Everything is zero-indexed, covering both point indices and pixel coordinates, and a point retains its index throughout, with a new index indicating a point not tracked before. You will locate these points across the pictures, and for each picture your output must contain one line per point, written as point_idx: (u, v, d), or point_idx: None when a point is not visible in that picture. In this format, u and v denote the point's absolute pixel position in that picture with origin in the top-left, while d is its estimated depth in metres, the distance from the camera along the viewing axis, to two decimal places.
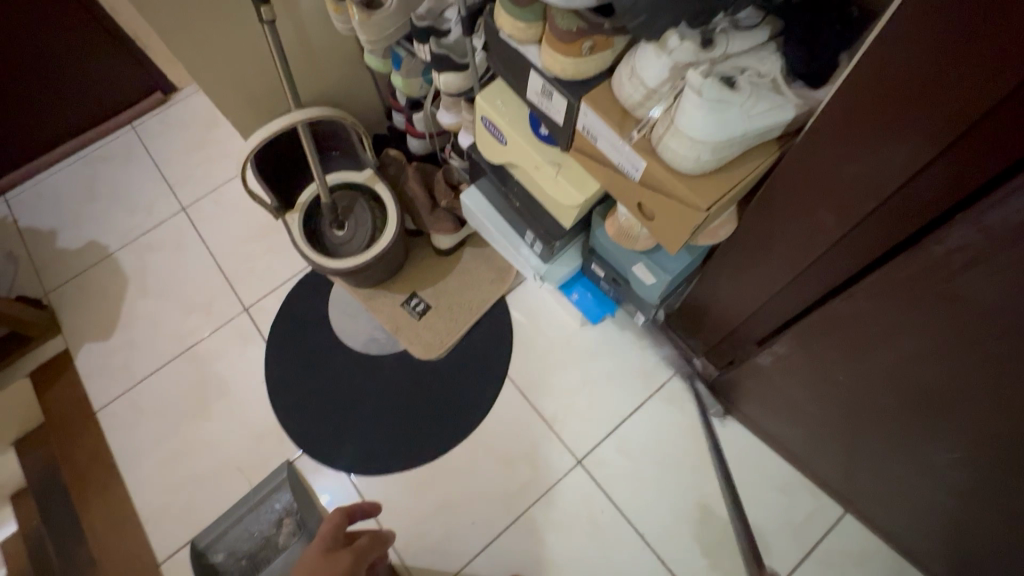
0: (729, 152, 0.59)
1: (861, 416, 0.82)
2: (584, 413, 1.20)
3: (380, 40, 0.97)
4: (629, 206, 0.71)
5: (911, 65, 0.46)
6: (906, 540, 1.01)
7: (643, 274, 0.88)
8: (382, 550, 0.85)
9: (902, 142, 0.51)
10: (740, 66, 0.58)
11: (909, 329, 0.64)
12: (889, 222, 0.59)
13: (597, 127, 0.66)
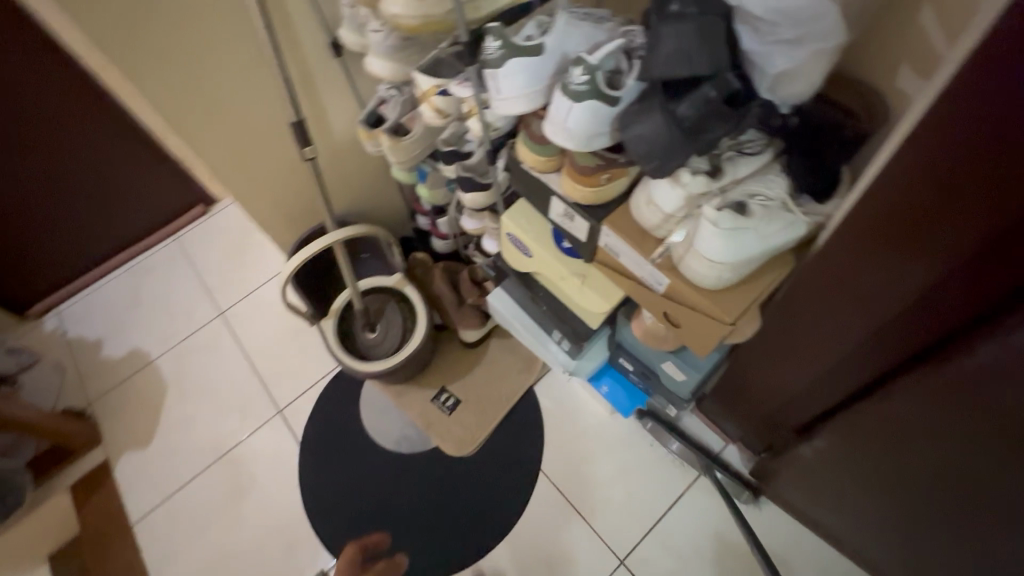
0: (747, 268, 0.63)
1: (918, 522, 0.78)
2: (624, 507, 1.16)
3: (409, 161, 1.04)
4: (655, 313, 0.75)
5: (920, 190, 0.48)
6: None
7: (673, 372, 0.89)
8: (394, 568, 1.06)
9: (921, 256, 0.53)
10: (750, 190, 0.62)
11: (952, 437, 0.62)
12: (911, 329, 0.60)
13: (619, 247, 0.71)
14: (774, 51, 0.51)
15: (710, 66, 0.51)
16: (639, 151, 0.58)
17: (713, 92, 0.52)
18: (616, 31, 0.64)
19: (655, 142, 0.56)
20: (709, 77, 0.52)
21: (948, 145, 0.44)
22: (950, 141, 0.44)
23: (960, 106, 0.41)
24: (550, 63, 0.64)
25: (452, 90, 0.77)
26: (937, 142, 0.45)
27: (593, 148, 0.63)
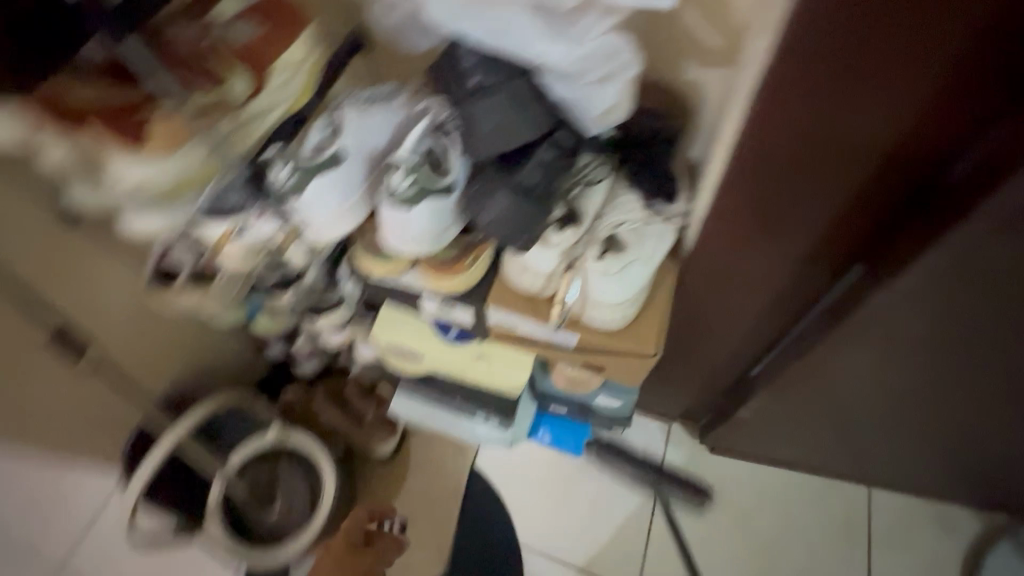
0: (642, 295, 0.61)
1: (867, 428, 0.82)
2: (615, 537, 1.08)
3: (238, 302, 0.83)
4: (576, 364, 0.70)
5: (771, 171, 0.49)
6: (937, 494, 0.99)
7: (608, 401, 0.85)
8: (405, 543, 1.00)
9: (792, 226, 0.54)
10: (614, 221, 0.59)
11: (868, 362, 0.65)
12: (801, 289, 0.63)
13: (514, 320, 0.64)
14: (587, 92, 0.48)
15: (536, 131, 0.48)
16: (499, 232, 0.52)
17: (550, 153, 0.50)
18: (413, 108, 0.57)
19: (510, 222, 0.51)
20: (536, 141, 0.49)
21: (797, 118, 0.44)
22: (783, 124, 0.45)
23: (786, 89, 0.42)
24: (357, 167, 0.55)
25: (253, 228, 0.60)
26: (785, 119, 0.45)
27: (445, 241, 0.56)
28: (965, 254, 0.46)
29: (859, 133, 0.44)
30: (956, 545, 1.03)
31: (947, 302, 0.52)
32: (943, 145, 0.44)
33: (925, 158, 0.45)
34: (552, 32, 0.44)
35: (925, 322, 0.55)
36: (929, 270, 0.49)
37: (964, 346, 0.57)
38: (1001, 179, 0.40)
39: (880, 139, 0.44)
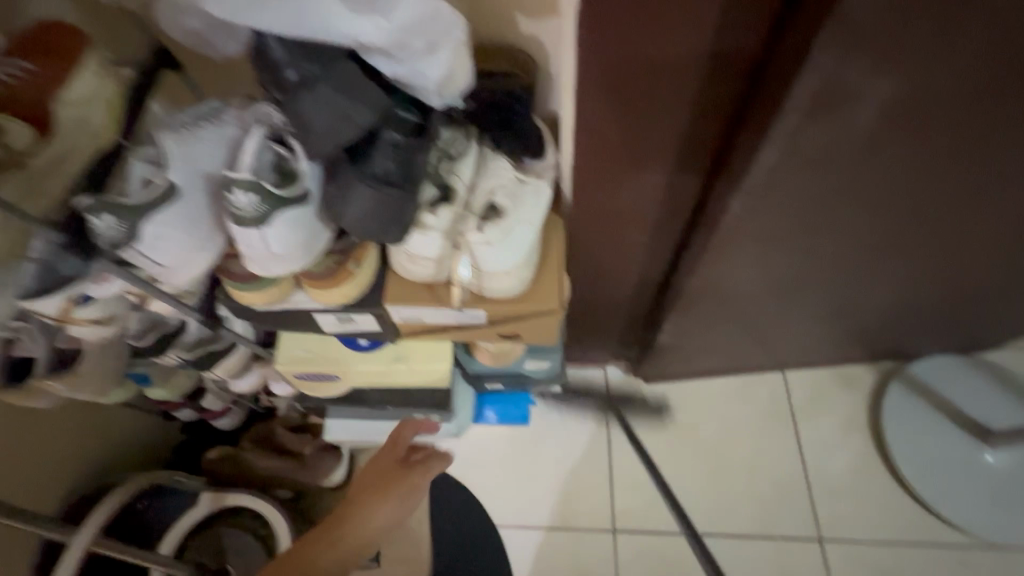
0: (534, 255, 0.61)
1: (766, 317, 0.90)
2: (582, 487, 1.11)
3: (118, 374, 0.75)
4: (492, 338, 0.70)
5: (613, 98, 0.51)
6: (835, 358, 1.13)
7: (536, 364, 0.86)
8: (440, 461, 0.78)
9: (650, 150, 0.56)
10: (490, 188, 0.59)
11: (753, 261, 0.70)
12: (677, 211, 0.65)
13: (417, 312, 0.62)
14: (419, 64, 0.45)
15: (372, 118, 0.44)
16: (367, 229, 0.50)
17: (398, 134, 0.47)
18: (247, 119, 0.53)
19: (374, 215, 0.48)
20: (379, 127, 0.46)
21: (614, 43, 0.46)
22: (607, 49, 0.47)
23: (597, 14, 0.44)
24: (201, 196, 0.51)
25: (95, 293, 0.53)
26: (605, 45, 0.46)
27: (319, 250, 0.52)
28: (792, 145, 0.49)
29: (676, 46, 0.46)
30: (863, 395, 1.13)
31: (798, 191, 0.55)
32: (755, 48, 0.46)
33: (750, 61, 0.47)
34: (360, 10, 0.43)
35: (786, 214, 0.59)
36: (769, 169, 0.52)
37: (822, 224, 0.62)
38: (799, 65, 0.42)
39: (697, 49, 0.46)
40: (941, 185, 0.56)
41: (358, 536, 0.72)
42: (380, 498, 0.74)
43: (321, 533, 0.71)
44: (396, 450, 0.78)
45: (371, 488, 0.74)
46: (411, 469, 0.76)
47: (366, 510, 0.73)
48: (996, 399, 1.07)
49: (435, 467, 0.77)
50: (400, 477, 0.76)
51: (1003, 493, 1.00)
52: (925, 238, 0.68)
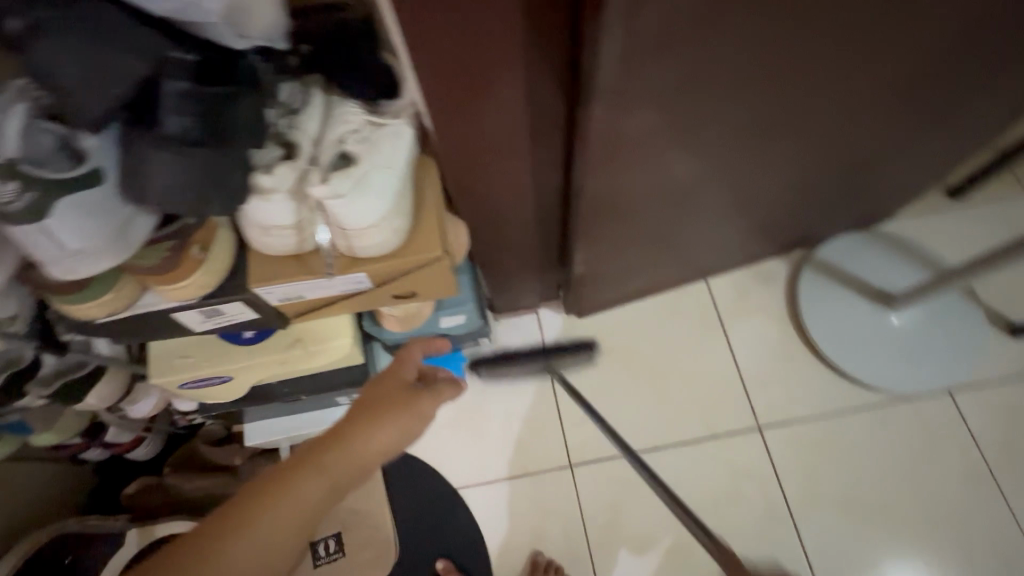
0: (405, 202, 0.55)
1: (673, 226, 0.89)
2: (534, 431, 1.11)
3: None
4: (389, 302, 0.65)
5: (434, 12, 0.44)
6: (749, 257, 1.16)
7: (452, 320, 0.82)
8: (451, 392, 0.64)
9: (498, 67, 0.51)
10: (338, 136, 0.53)
11: (640, 167, 0.67)
12: (550, 129, 0.61)
13: (292, 288, 0.56)
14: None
15: (143, 61, 0.37)
16: (175, 203, 0.43)
17: (185, 83, 0.39)
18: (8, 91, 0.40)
19: (177, 182, 0.42)
20: (158, 77, 0.39)
21: None
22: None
23: None
24: None
25: None
26: None
27: (139, 240, 0.46)
28: (633, 29, 0.45)
29: None
30: (779, 287, 1.17)
31: (658, 80, 0.52)
32: None
33: None
34: None
35: (654, 107, 0.56)
36: (619, 59, 0.48)
37: (696, 112, 0.59)
38: None
39: None
40: (796, 54, 0.55)
41: (349, 465, 0.56)
42: (382, 422, 0.57)
43: (308, 465, 0.54)
44: (403, 370, 0.62)
45: (373, 407, 0.58)
46: (418, 395, 0.61)
47: (361, 436, 0.56)
48: (889, 267, 1.13)
49: (446, 394, 0.64)
50: (407, 402, 0.59)
51: (912, 349, 1.07)
52: (798, 117, 0.67)
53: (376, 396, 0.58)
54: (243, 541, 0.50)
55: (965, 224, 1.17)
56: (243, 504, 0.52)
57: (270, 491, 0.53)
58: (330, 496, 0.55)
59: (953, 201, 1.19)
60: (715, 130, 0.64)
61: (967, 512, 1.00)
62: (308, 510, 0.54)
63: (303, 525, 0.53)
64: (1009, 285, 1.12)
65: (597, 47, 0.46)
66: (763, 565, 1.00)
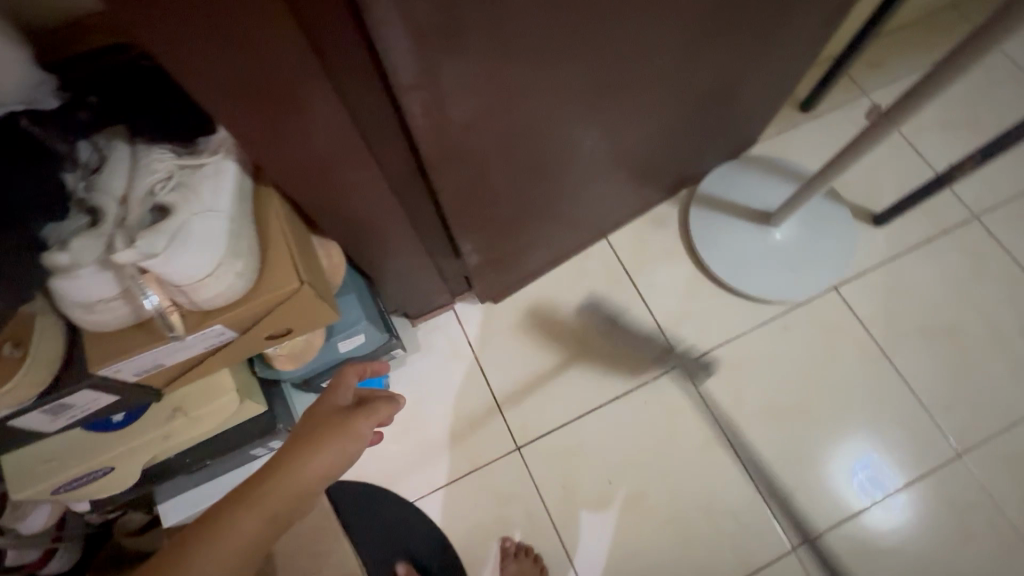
0: (244, 241, 0.52)
1: (552, 197, 0.90)
2: (476, 424, 1.11)
3: None
4: (266, 345, 0.61)
5: (198, 43, 0.42)
6: (640, 207, 1.20)
7: (352, 342, 0.80)
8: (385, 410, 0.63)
9: (297, 87, 0.48)
10: (146, 189, 0.49)
11: (492, 150, 0.67)
12: (386, 133, 0.59)
13: (142, 361, 0.52)
14: None
15: None
16: None
17: None
18: None
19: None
20: None
21: None
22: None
23: None
24: None
25: None
26: None
27: None
28: (409, 10, 0.45)
29: None
30: (674, 228, 1.23)
31: (465, 60, 0.52)
32: None
33: None
34: None
35: (473, 90, 0.56)
36: (409, 45, 0.48)
37: (519, 88, 0.59)
38: None
39: None
40: (597, 11, 0.56)
41: (283, 495, 0.54)
42: (316, 447, 0.56)
43: (237, 495, 0.54)
44: (337, 395, 0.63)
45: (308, 433, 0.58)
46: (353, 416, 0.60)
47: (296, 464, 0.55)
48: (764, 186, 1.20)
49: (383, 411, 0.63)
50: (335, 422, 0.59)
51: (797, 258, 1.15)
52: (629, 69, 0.69)
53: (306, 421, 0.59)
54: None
55: (820, 133, 1.27)
56: (176, 551, 0.50)
57: (205, 532, 0.51)
58: (269, 530, 0.53)
59: (806, 113, 1.28)
60: (553, 99, 0.65)
61: (872, 390, 1.10)
62: (246, 546, 0.52)
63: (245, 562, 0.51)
64: (866, 179, 1.23)
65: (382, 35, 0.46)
66: (712, 487, 1.06)
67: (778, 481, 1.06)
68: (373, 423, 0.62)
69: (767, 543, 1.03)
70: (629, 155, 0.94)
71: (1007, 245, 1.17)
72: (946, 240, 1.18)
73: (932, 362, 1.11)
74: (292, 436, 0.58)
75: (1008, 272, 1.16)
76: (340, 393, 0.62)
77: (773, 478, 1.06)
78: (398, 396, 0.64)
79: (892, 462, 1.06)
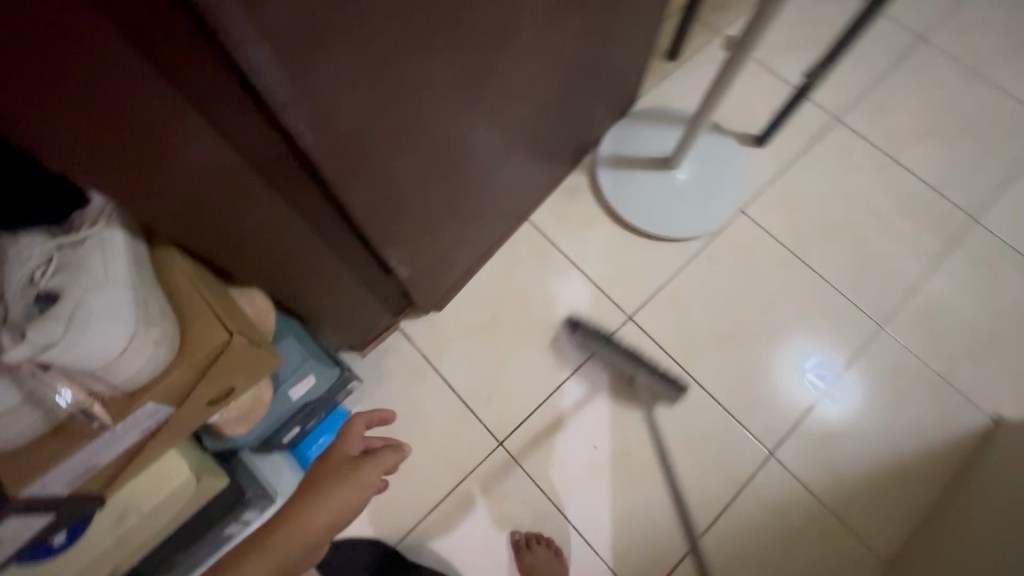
0: (155, 307, 0.48)
1: (463, 190, 0.91)
2: (454, 432, 1.10)
3: None
4: (211, 413, 0.57)
5: (45, 115, 0.37)
6: (550, 182, 1.23)
7: (301, 386, 0.76)
8: (396, 458, 0.61)
9: (168, 129, 0.45)
10: (24, 280, 0.44)
11: (393, 155, 0.66)
12: (280, 163, 0.57)
13: (71, 467, 0.47)
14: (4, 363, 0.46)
15: None
16: None
17: None
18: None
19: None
20: None
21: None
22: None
23: None
24: None
25: None
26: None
27: None
28: (279, 40, 0.43)
29: (63, 19, 0.34)
30: (587, 193, 1.27)
31: (345, 73, 0.51)
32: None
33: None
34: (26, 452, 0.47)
35: (357, 95, 0.54)
36: (283, 72, 0.45)
37: (402, 84, 0.58)
38: None
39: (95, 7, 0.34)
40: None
41: (290, 542, 0.53)
42: (323, 497, 0.55)
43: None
44: (347, 444, 0.62)
45: (316, 484, 0.58)
46: (359, 465, 0.59)
47: (302, 515, 0.54)
48: (656, 135, 1.27)
49: (389, 460, 0.61)
50: (343, 472, 0.58)
51: (703, 192, 1.24)
52: (504, 49, 0.71)
53: (317, 472, 0.59)
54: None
55: (691, 76, 1.36)
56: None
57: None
58: None
59: (674, 61, 1.37)
60: (439, 92, 0.65)
61: (798, 292, 1.21)
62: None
63: None
64: (740, 107, 1.33)
65: (258, 74, 0.44)
66: (688, 421, 1.11)
67: (742, 397, 1.13)
68: (380, 472, 0.60)
69: (749, 454, 1.10)
70: (526, 133, 0.96)
71: (868, 136, 1.32)
72: (821, 145, 1.31)
73: (837, 252, 1.24)
74: (302, 488, 0.58)
75: (875, 158, 1.30)
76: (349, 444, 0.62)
77: (738, 394, 1.14)
78: (406, 444, 0.62)
79: (831, 350, 1.17)
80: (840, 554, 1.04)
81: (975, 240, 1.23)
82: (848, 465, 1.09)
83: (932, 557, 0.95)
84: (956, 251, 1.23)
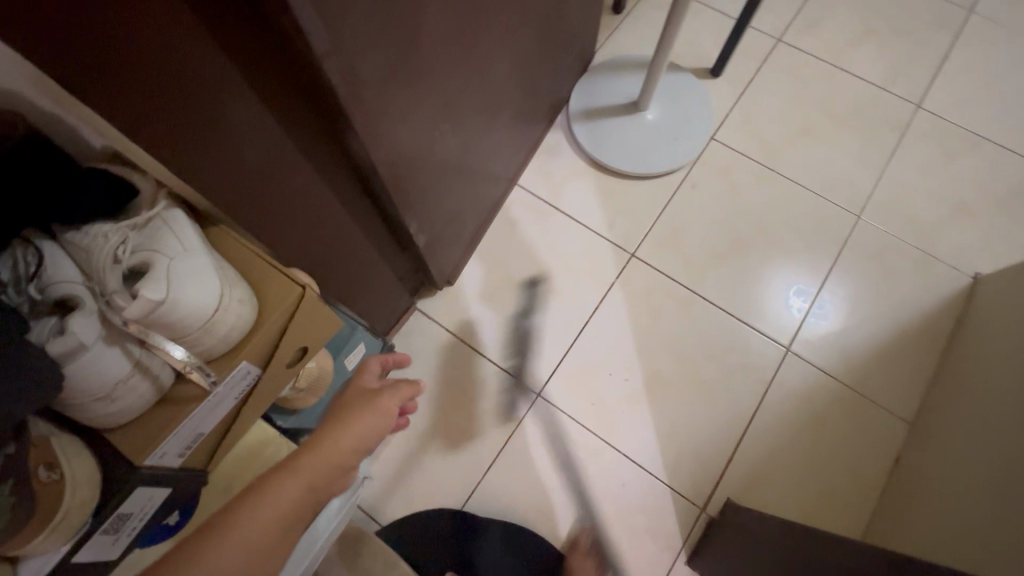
0: (230, 272, 0.51)
1: (462, 151, 0.95)
2: (492, 393, 1.13)
3: None
4: (290, 376, 0.60)
5: (117, 78, 0.41)
6: (531, 144, 1.29)
7: (354, 357, 0.81)
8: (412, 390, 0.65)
9: (219, 88, 0.48)
10: (109, 257, 0.45)
11: (408, 112, 0.70)
12: (308, 125, 0.60)
13: (184, 432, 0.49)
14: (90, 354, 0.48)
15: None
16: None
17: None
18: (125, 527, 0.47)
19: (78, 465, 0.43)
20: None
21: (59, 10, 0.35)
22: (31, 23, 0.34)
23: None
24: None
25: None
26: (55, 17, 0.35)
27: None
28: None
29: None
30: (567, 149, 1.33)
31: (367, 26, 0.54)
32: None
33: None
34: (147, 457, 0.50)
35: (377, 48, 0.57)
36: (322, 28, 0.48)
37: (410, 35, 0.62)
38: None
39: None
40: None
41: (321, 457, 0.54)
42: (351, 423, 0.57)
43: None
44: (364, 377, 0.64)
45: (337, 415, 0.59)
46: (379, 395, 0.62)
47: (330, 434, 0.56)
48: (620, 82, 1.33)
49: (405, 392, 0.64)
50: (366, 399, 0.60)
51: (674, 127, 1.31)
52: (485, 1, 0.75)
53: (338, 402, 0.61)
54: (214, 559, 0.45)
55: (639, 25, 1.43)
56: (216, 522, 0.48)
57: (247, 499, 0.50)
58: (306, 503, 0.52)
59: (620, 14, 1.44)
60: (438, 46, 0.69)
61: (779, 201, 1.29)
62: (288, 511, 0.51)
63: (286, 528, 0.50)
64: (690, 45, 1.42)
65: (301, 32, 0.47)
66: (706, 337, 1.18)
67: (750, 305, 1.21)
68: (398, 403, 0.63)
69: (768, 355, 1.17)
70: (508, 91, 1.01)
71: (810, 50, 1.42)
72: (770, 66, 1.41)
73: (806, 158, 1.33)
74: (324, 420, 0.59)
75: (820, 69, 1.40)
76: (367, 376, 0.63)
77: (745, 303, 1.21)
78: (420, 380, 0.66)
79: (819, 247, 1.26)
80: (869, 426, 1.12)
81: (923, 126, 1.34)
82: (857, 347, 1.17)
83: (949, 404, 1.04)
84: (909, 137, 1.34)
